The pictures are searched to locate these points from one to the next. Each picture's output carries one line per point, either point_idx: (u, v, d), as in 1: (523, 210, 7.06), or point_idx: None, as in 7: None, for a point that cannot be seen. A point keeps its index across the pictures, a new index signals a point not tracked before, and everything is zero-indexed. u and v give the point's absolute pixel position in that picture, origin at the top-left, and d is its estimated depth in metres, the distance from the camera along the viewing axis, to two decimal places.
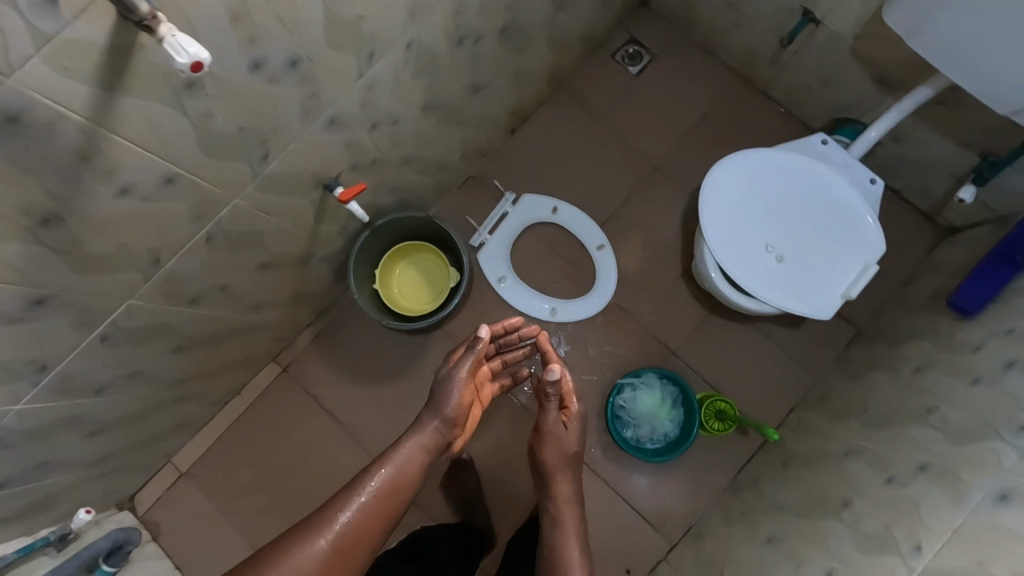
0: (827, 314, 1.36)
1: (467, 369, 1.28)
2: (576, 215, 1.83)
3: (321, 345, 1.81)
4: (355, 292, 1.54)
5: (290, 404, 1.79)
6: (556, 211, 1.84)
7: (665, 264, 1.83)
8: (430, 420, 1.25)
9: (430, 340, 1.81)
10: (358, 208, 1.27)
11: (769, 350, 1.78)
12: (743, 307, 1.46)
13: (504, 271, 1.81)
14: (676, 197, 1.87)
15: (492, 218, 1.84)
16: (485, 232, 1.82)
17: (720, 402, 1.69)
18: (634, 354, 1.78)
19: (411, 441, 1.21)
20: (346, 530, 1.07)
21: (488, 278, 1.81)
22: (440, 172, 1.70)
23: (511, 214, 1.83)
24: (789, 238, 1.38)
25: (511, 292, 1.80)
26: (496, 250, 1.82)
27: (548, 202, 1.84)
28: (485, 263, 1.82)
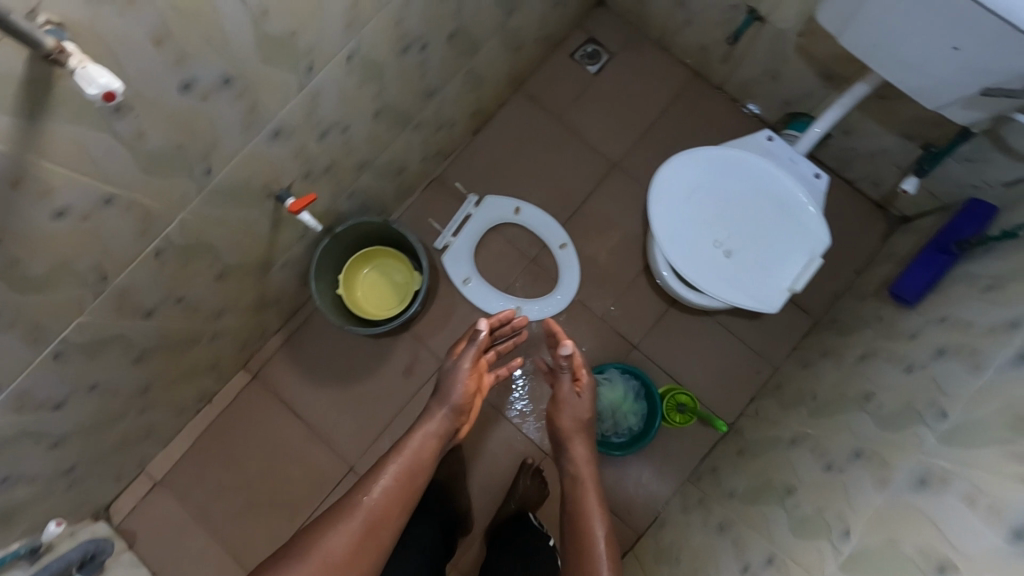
0: (773, 307, 1.39)
1: (473, 357, 1.33)
2: (539, 215, 1.86)
3: (291, 350, 1.84)
4: (317, 299, 1.56)
5: (262, 408, 1.83)
6: (519, 212, 1.86)
7: (626, 259, 1.87)
8: (440, 408, 1.30)
9: (397, 342, 1.84)
10: (310, 217, 1.29)
11: (729, 341, 1.82)
12: (694, 302, 1.50)
13: (469, 272, 1.83)
14: (635, 193, 1.90)
15: (457, 220, 1.86)
16: (449, 235, 1.85)
17: (680, 394, 1.73)
18: (598, 350, 1.82)
19: (424, 429, 1.26)
20: (372, 515, 1.10)
21: (453, 279, 1.84)
22: (400, 176, 1.73)
23: (475, 216, 1.86)
24: (735, 235, 1.43)
25: (476, 293, 1.83)
26: (461, 252, 1.84)
27: (511, 203, 1.87)
28: (450, 264, 1.84)
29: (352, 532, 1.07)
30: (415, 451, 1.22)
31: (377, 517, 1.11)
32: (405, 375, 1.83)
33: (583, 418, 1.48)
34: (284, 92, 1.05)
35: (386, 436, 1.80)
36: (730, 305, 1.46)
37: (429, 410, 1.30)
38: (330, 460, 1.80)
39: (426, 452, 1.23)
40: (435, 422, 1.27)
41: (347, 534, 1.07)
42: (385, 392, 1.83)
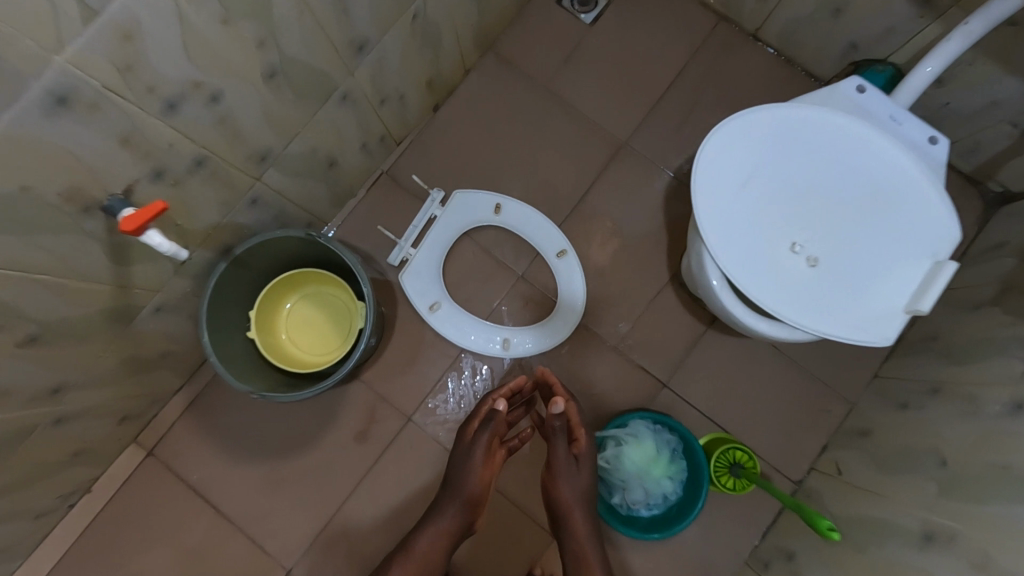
0: (887, 340, 0.93)
1: (484, 455, 1.06)
2: (527, 212, 1.38)
3: (198, 417, 1.34)
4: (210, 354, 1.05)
5: (162, 501, 1.33)
6: (500, 210, 1.39)
7: (645, 268, 1.39)
8: (449, 513, 1.07)
9: (343, 397, 1.36)
10: (162, 239, 0.80)
11: (789, 372, 1.35)
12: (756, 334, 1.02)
13: (438, 296, 1.36)
14: (653, 180, 1.43)
15: (416, 226, 1.38)
16: (408, 247, 1.37)
17: (733, 450, 1.26)
18: (614, 393, 1.34)
19: (427, 539, 1.06)
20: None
21: (416, 306, 1.36)
22: (332, 172, 1.23)
23: (440, 219, 1.38)
24: (821, 231, 0.97)
25: (449, 324, 1.35)
26: (426, 269, 1.36)
27: (488, 199, 1.39)
28: (411, 286, 1.36)
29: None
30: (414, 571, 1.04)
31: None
32: (356, 440, 1.35)
33: (586, 494, 1.08)
34: (41, 14, 0.55)
35: (334, 526, 1.32)
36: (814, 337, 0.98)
37: (437, 514, 1.07)
38: (259, 566, 1.31)
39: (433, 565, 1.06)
40: (443, 527, 1.07)
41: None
42: (331, 466, 1.34)
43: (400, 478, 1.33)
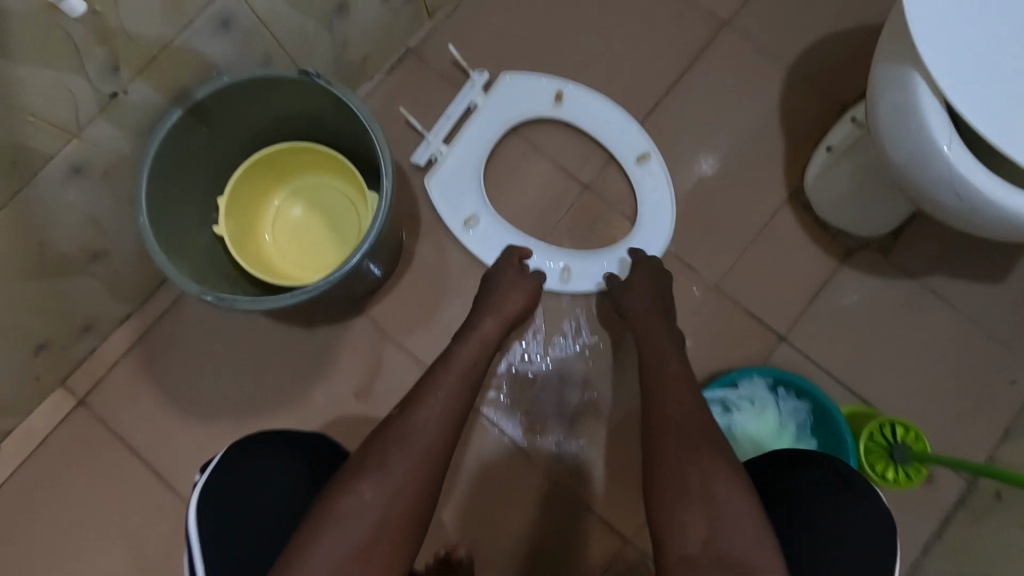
0: None
1: (499, 315, 0.85)
2: (597, 105, 1.04)
3: (148, 358, 1.00)
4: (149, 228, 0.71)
5: (93, 470, 0.98)
6: (560, 100, 1.04)
7: (755, 184, 1.04)
8: (467, 367, 0.74)
9: (345, 339, 1.01)
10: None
11: (953, 328, 0.99)
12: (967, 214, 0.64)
13: (477, 207, 1.01)
14: (766, 70, 1.08)
15: (449, 117, 1.03)
16: (439, 143, 1.03)
17: (889, 425, 0.88)
18: (712, 347, 0.99)
19: (439, 388, 0.68)
20: (392, 499, 0.58)
21: (446, 220, 1.01)
22: (340, 20, 0.89)
23: (483, 109, 1.03)
24: None
25: (490, 245, 1.01)
26: (462, 172, 1.02)
27: (546, 85, 1.05)
28: (441, 194, 1.02)
29: (362, 534, 0.55)
30: (426, 428, 0.64)
31: (404, 494, 0.59)
32: (361, 398, 1.00)
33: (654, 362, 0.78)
34: None
35: None
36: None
37: (445, 363, 0.73)
38: None
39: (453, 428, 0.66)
40: (459, 377, 0.72)
41: (348, 533, 0.55)
42: (324, 432, 0.99)
43: None
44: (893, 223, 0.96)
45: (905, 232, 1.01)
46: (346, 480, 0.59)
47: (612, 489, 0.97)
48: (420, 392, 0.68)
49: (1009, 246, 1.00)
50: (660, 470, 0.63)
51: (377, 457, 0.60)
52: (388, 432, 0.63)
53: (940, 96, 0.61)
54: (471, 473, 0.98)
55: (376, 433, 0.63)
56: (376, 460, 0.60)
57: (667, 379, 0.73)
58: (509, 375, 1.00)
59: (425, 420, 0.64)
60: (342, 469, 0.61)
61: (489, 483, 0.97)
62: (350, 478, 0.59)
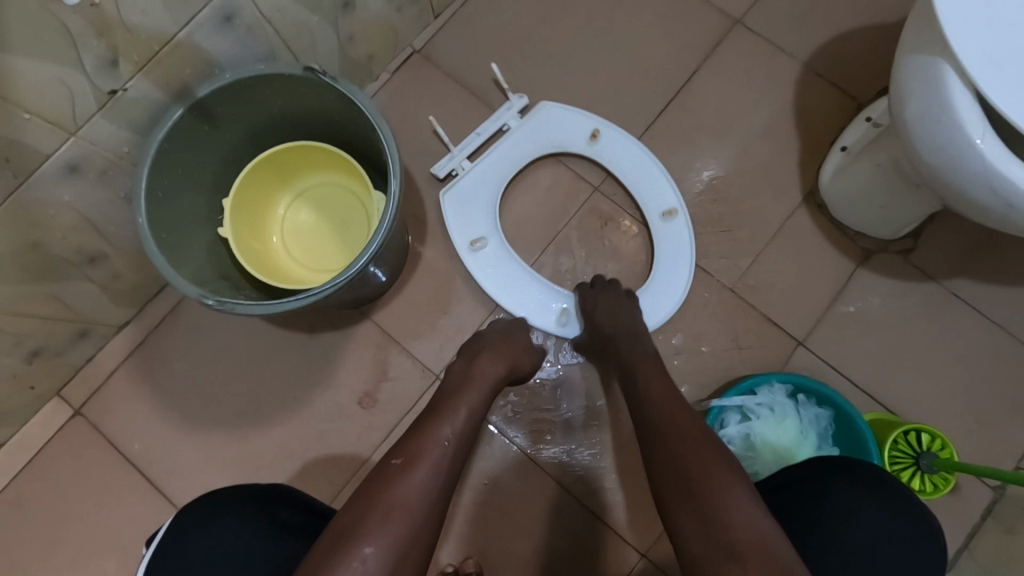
0: None
1: (507, 360, 0.82)
2: (633, 151, 0.99)
3: (146, 366, 0.97)
4: (141, 223, 0.69)
5: (88, 482, 0.94)
6: (594, 138, 1.00)
7: (770, 186, 1.02)
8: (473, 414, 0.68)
9: (349, 345, 0.98)
10: None
11: (980, 332, 0.96)
12: (996, 195, 0.60)
13: (488, 228, 0.98)
14: (778, 69, 1.05)
15: (478, 134, 1.01)
16: (462, 158, 1.00)
17: (914, 433, 0.85)
18: (728, 353, 0.96)
19: (441, 436, 0.62)
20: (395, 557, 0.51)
21: (453, 240, 0.98)
22: (345, 17, 0.88)
23: (512, 136, 1.00)
24: None
25: (493, 273, 0.97)
26: (480, 191, 0.99)
27: (583, 121, 1.01)
28: (451, 212, 0.99)
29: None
30: (428, 484, 0.57)
31: (417, 545, 0.53)
32: (365, 405, 0.97)
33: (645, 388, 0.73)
34: None
35: None
36: None
37: (446, 406, 0.67)
38: None
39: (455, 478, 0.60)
40: (462, 424, 0.65)
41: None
42: (327, 442, 0.96)
43: None
44: (911, 223, 0.94)
45: (925, 232, 0.99)
46: (342, 543, 0.51)
47: (625, 500, 0.93)
48: (421, 438, 0.61)
49: None
50: (662, 495, 0.58)
51: (377, 511, 0.53)
52: (385, 481, 0.56)
53: (972, 87, 0.59)
54: (479, 485, 0.94)
55: (369, 480, 0.56)
56: (373, 518, 0.52)
57: (654, 401, 0.69)
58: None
59: (428, 471, 0.58)
60: (333, 527, 0.53)
61: (498, 494, 0.94)
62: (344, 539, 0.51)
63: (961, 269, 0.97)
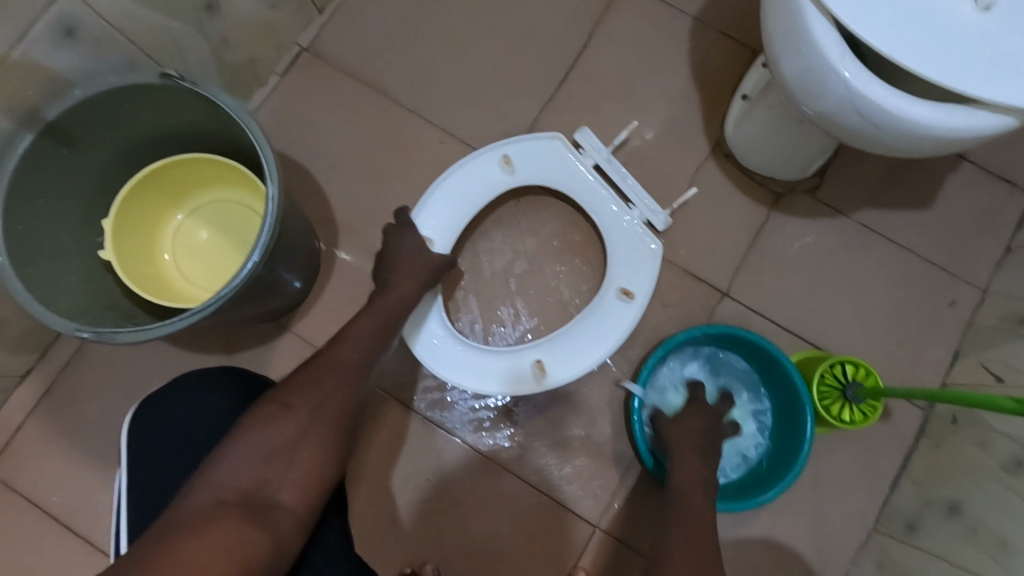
0: (1011, 113, 0.58)
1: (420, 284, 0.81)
2: (616, 331, 0.88)
3: (57, 414, 0.91)
4: (2, 255, 0.64)
5: (10, 545, 0.89)
6: (626, 291, 0.88)
7: (677, 143, 1.02)
8: (397, 308, 0.77)
9: (272, 361, 0.95)
10: None
11: (893, 259, 0.99)
12: (871, 124, 0.61)
13: (524, 177, 0.91)
14: (671, 26, 1.05)
15: (620, 174, 0.96)
16: (592, 160, 0.96)
17: (839, 364, 0.87)
18: (655, 313, 0.97)
19: (363, 332, 0.73)
20: (319, 415, 0.62)
21: (520, 141, 0.91)
22: (212, 20, 0.83)
23: (617, 208, 0.92)
24: None
25: (476, 197, 0.90)
26: (561, 167, 0.92)
27: (642, 280, 0.89)
28: (541, 146, 0.92)
29: (292, 445, 0.58)
30: (349, 362, 0.69)
31: (335, 411, 0.63)
32: None
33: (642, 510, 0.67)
34: None
35: None
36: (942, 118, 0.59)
37: (371, 303, 0.77)
38: None
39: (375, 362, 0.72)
40: (385, 319, 0.76)
41: (277, 441, 0.57)
42: None
43: (365, 467, 0.93)
44: (814, 161, 0.95)
45: (830, 169, 1.01)
46: (275, 400, 0.62)
47: (573, 473, 0.93)
48: (347, 337, 0.72)
49: (932, 171, 1.00)
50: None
51: (306, 382, 0.64)
52: (316, 367, 0.67)
53: (830, 15, 0.59)
54: (426, 481, 0.93)
55: (305, 365, 0.67)
56: (302, 388, 0.63)
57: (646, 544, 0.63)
58: (460, 395, 0.95)
59: (349, 357, 0.69)
60: (269, 391, 0.63)
61: (446, 488, 0.93)
62: (278, 399, 0.61)
63: (867, 199, 1.00)
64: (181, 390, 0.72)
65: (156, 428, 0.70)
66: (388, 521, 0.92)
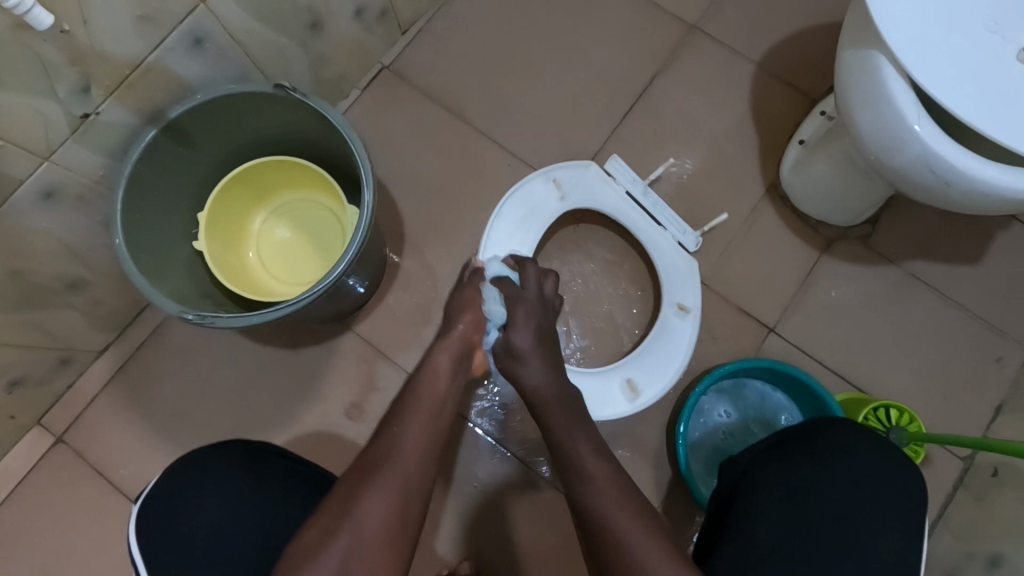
0: None
1: None
2: (682, 346, 0.92)
3: (129, 392, 0.97)
4: (118, 237, 0.70)
5: (74, 512, 0.93)
6: (683, 308, 0.94)
7: (734, 183, 1.06)
8: (440, 381, 0.66)
9: (333, 359, 0.99)
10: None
11: (940, 310, 1.01)
12: (941, 179, 0.64)
13: (573, 200, 0.96)
14: (734, 71, 1.10)
15: (651, 201, 1.01)
16: (624, 188, 1.00)
17: (884, 409, 0.90)
18: (703, 344, 1.00)
19: (404, 433, 0.58)
20: (363, 536, 0.49)
21: (560, 168, 0.97)
22: (315, 38, 0.90)
23: (653, 228, 0.99)
24: None
25: (534, 216, 0.94)
26: (601, 193, 0.99)
27: (691, 290, 0.95)
28: (572, 171, 0.98)
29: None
30: (411, 458, 0.56)
31: (394, 528, 0.51)
32: (352, 417, 0.98)
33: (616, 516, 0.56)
34: None
35: None
36: (1010, 177, 0.61)
37: (412, 381, 0.65)
38: None
39: (427, 467, 0.57)
40: (432, 405, 0.63)
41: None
42: (316, 457, 0.96)
43: None
44: (868, 210, 0.99)
45: (882, 219, 1.04)
46: (319, 523, 0.50)
47: None
48: (385, 439, 0.58)
49: (984, 228, 1.03)
50: None
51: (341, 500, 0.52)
52: (355, 479, 0.54)
53: (905, 76, 0.63)
54: (470, 488, 0.96)
55: (340, 480, 0.54)
56: (339, 507, 0.51)
57: None
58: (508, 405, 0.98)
59: (391, 464, 0.55)
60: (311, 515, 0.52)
61: (488, 497, 0.96)
62: (318, 522, 0.50)
63: (918, 251, 1.02)
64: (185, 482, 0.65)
65: (166, 530, 0.63)
66: (431, 524, 0.95)
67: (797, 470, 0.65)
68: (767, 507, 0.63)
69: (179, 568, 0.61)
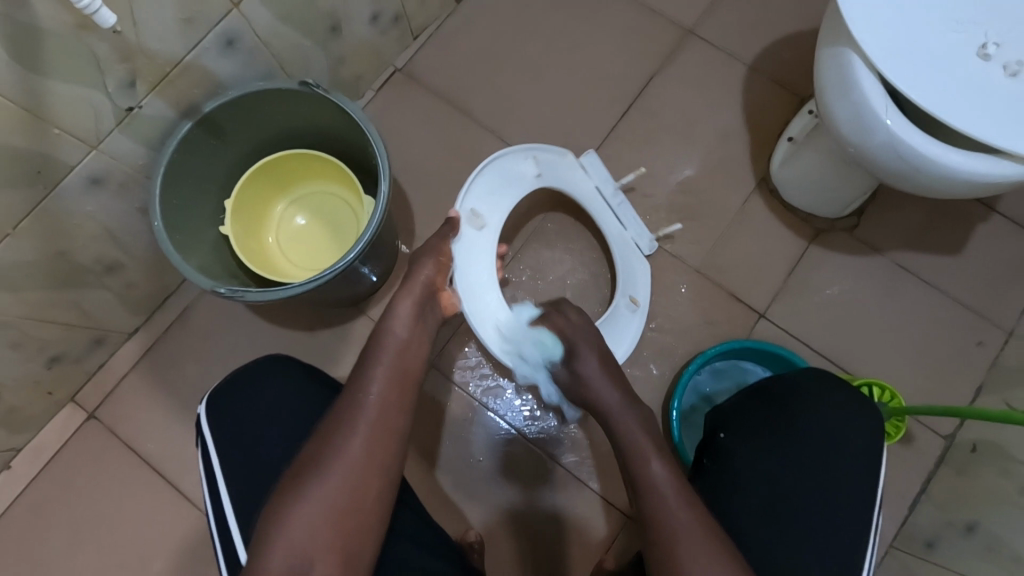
0: None
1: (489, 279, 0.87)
2: (628, 336, 1.00)
3: (156, 371, 1.03)
4: (157, 219, 0.77)
5: (103, 481, 0.99)
6: (635, 301, 1.01)
7: (726, 177, 1.12)
8: (411, 332, 0.70)
9: (347, 341, 1.06)
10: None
11: (923, 296, 1.06)
12: (910, 165, 0.70)
13: (548, 180, 0.98)
14: (727, 72, 1.17)
15: (617, 201, 1.06)
16: (595, 182, 1.05)
17: (866, 388, 0.97)
18: (698, 328, 1.05)
19: (371, 379, 0.63)
20: (340, 472, 0.56)
21: (543, 148, 0.98)
22: (334, 42, 0.97)
23: (616, 227, 1.04)
24: (1014, 20, 0.68)
25: (510, 187, 0.93)
26: (574, 181, 1.03)
27: (642, 285, 1.04)
28: (549, 153, 0.99)
29: (325, 510, 0.54)
30: (382, 401, 0.61)
31: (375, 461, 0.58)
32: None
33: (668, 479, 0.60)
34: None
35: None
36: (971, 163, 0.67)
37: (379, 332, 0.69)
38: None
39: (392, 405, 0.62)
40: (399, 350, 0.67)
41: (309, 512, 0.53)
42: None
43: (421, 445, 1.02)
44: (854, 201, 1.04)
45: (869, 210, 1.09)
46: (306, 460, 0.57)
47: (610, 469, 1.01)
48: (353, 387, 0.62)
49: (966, 220, 1.08)
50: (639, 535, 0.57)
51: (323, 441, 0.58)
52: (328, 425, 0.59)
53: (875, 72, 0.69)
54: (475, 463, 1.01)
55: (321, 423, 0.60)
56: (320, 450, 0.57)
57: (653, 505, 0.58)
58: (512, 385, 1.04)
59: (359, 411, 0.60)
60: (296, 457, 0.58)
61: (494, 472, 1.01)
62: (294, 468, 0.57)
63: (902, 240, 1.08)
64: (248, 376, 0.75)
65: (234, 411, 0.73)
66: (437, 496, 1.00)
67: (769, 435, 0.70)
68: (744, 453, 0.69)
69: (243, 427, 0.72)
